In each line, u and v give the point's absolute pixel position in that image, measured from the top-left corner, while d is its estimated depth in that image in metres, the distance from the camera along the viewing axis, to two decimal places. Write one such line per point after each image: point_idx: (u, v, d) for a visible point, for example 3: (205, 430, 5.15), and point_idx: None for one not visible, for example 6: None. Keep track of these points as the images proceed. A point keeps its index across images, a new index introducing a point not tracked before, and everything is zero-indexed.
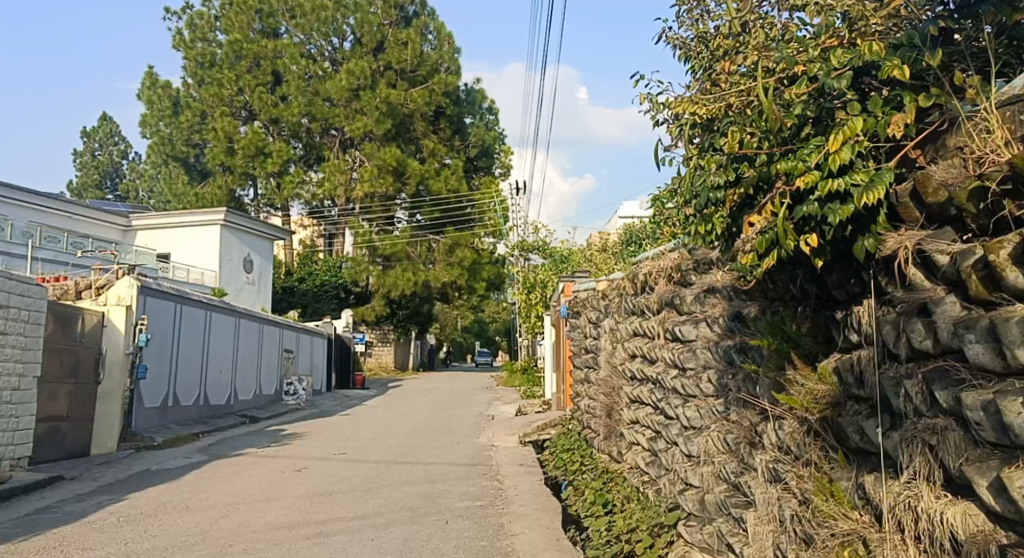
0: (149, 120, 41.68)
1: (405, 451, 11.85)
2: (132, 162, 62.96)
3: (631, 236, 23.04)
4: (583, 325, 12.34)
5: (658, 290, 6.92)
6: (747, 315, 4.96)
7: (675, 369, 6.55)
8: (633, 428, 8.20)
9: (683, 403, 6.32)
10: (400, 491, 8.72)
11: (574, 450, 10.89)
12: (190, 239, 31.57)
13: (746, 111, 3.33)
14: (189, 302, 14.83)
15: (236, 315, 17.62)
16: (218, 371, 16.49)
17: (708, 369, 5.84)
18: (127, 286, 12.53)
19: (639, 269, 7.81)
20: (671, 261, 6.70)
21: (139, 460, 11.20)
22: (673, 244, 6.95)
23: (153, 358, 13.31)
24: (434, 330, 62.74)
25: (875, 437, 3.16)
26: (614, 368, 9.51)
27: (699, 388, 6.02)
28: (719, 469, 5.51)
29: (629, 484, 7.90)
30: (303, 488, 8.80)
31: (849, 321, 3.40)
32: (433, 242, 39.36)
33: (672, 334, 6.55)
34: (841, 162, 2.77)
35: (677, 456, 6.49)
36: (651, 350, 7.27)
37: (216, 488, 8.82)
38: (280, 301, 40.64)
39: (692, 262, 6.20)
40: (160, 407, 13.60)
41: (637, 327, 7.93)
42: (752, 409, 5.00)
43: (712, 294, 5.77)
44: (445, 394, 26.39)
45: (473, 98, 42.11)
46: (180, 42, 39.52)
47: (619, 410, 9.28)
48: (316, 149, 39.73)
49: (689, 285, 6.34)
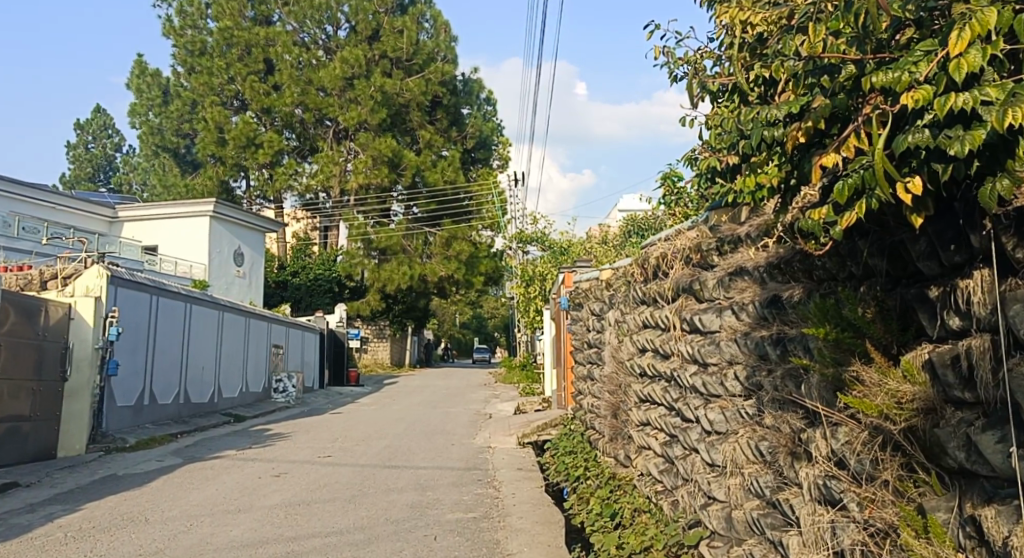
0: (137, 109, 40.85)
1: (394, 454, 11.01)
2: (124, 155, 62.00)
3: (633, 228, 22.22)
4: (585, 317, 11.53)
5: (673, 275, 6.08)
6: (787, 300, 4.12)
7: (693, 365, 5.72)
8: (644, 431, 7.39)
9: (704, 403, 5.50)
10: (386, 501, 7.90)
11: (576, 453, 10.08)
12: (180, 231, 30.74)
13: (815, 15, 2.48)
14: (166, 294, 13.99)
15: (220, 308, 16.80)
16: (200, 367, 15.68)
17: (735, 364, 5.03)
18: (96, 275, 11.65)
19: (650, 251, 6.99)
20: (688, 240, 5.86)
21: (105, 463, 10.31)
22: (690, 221, 6.10)
23: (126, 353, 12.46)
24: (431, 326, 61.81)
25: (993, 454, 2.31)
26: (620, 364, 8.71)
27: (724, 389, 5.18)
28: (750, 481, 4.69)
29: (640, 494, 7.08)
30: (278, 497, 7.98)
31: (950, 300, 2.55)
32: (429, 235, 38.64)
33: (691, 324, 5.71)
34: (973, 69, 1.91)
35: (697, 464, 5.66)
36: (665, 344, 6.44)
37: (181, 497, 7.97)
38: (273, 295, 39.99)
39: (714, 240, 5.34)
40: (135, 406, 12.78)
41: (648, 318, 7.10)
42: (796, 412, 4.17)
43: (740, 276, 4.94)
44: (440, 391, 25.57)
45: (470, 88, 41.24)
46: (169, 30, 38.58)
47: (626, 409, 8.46)
48: (310, 140, 38.61)
49: (711, 267, 5.50)
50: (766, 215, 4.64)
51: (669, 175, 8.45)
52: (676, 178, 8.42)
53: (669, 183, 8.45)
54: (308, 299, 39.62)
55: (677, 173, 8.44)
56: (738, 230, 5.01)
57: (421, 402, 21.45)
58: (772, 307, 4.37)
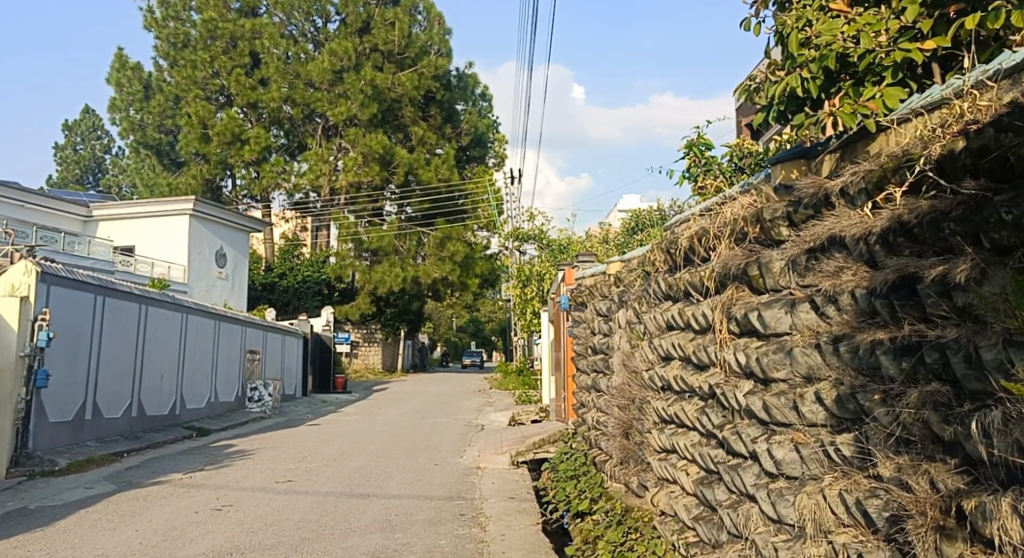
0: (117, 104, 38.83)
1: (365, 479, 9.42)
2: (112, 156, 60.16)
3: (637, 225, 20.73)
4: (589, 318, 9.93)
5: (714, 260, 4.46)
6: (944, 280, 2.51)
7: (746, 382, 4.16)
8: (667, 462, 5.85)
9: (765, 434, 3.93)
10: (343, 547, 6.33)
11: (580, 477, 8.57)
12: (159, 231, 29.10)
13: None
14: (116, 294, 12.44)
15: (184, 310, 15.24)
16: (158, 376, 14.09)
17: (821, 381, 3.49)
18: (23, 271, 10.05)
19: (679, 231, 5.38)
20: (738, 208, 4.22)
21: (20, 493, 8.63)
22: (737, 185, 4.48)
23: (59, 361, 10.85)
24: (426, 329, 60.21)
25: None
26: (634, 374, 7.20)
27: (798, 415, 3.64)
28: (843, 555, 3.11)
29: (664, 541, 5.54)
30: (209, 542, 6.42)
31: None
32: (423, 235, 37.19)
33: (745, 325, 4.12)
34: None
35: (751, 515, 4.07)
36: (702, 351, 4.85)
37: (86, 544, 6.38)
38: (259, 297, 38.25)
39: (784, 206, 3.72)
40: (73, 422, 11.18)
41: (675, 319, 5.51)
42: (940, 462, 2.62)
43: (827, 254, 3.36)
44: (432, 399, 24.08)
45: (465, 83, 39.43)
46: (150, 21, 36.77)
47: (642, 429, 6.92)
48: (299, 137, 37.10)
49: (776, 244, 3.88)
50: (878, 156, 3.06)
51: (695, 143, 6.86)
52: (704, 145, 6.85)
53: (695, 152, 6.85)
54: (297, 302, 38.06)
55: (707, 139, 6.86)
56: (826, 185, 3.40)
57: (409, 411, 19.94)
58: (897, 293, 2.80)
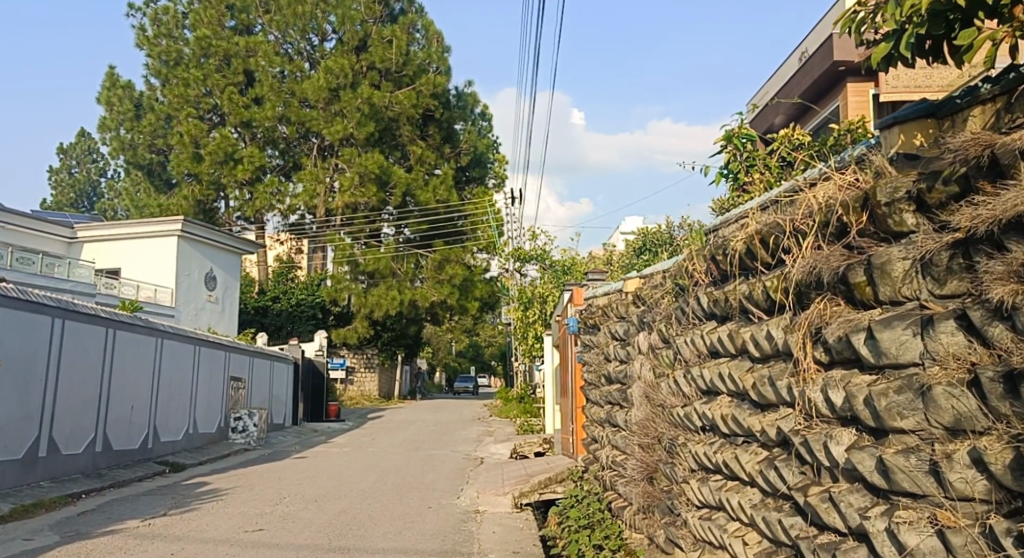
0: (108, 123, 37.71)
1: (347, 528, 8.23)
2: (107, 180, 59.12)
3: (644, 245, 19.59)
4: (603, 342, 8.77)
5: (793, 264, 3.34)
6: None
7: (846, 433, 3.00)
8: (711, 523, 4.66)
9: (880, 509, 2.77)
10: None
11: (596, 525, 7.36)
12: (145, 253, 28.02)
13: None
14: (77, 316, 11.31)
15: (158, 334, 14.10)
16: (129, 407, 12.94)
17: (980, 437, 2.34)
18: None
19: (732, 233, 4.28)
20: (834, 188, 3.10)
21: None
22: (825, 163, 3.37)
23: (10, 391, 9.71)
24: (424, 354, 58.85)
25: None
26: (662, 408, 6.06)
27: (942, 487, 2.47)
28: None
29: None
30: None
31: None
32: (421, 257, 36.07)
33: (844, 353, 2.99)
34: None
35: None
36: (772, 386, 3.68)
37: None
38: (251, 322, 37.09)
39: (917, 179, 2.60)
40: (24, 460, 10.00)
41: (726, 342, 4.36)
42: None
43: (995, 246, 2.25)
44: (431, 428, 22.81)
45: (464, 102, 38.53)
46: (143, 39, 36.01)
47: (674, 475, 5.74)
48: (294, 156, 36.13)
49: (895, 238, 2.75)
50: None
51: (736, 133, 5.76)
52: (747, 136, 5.76)
53: (736, 144, 5.76)
54: (290, 326, 36.85)
55: (750, 130, 5.78)
56: (990, 142, 2.30)
57: (404, 442, 18.70)
58: None
